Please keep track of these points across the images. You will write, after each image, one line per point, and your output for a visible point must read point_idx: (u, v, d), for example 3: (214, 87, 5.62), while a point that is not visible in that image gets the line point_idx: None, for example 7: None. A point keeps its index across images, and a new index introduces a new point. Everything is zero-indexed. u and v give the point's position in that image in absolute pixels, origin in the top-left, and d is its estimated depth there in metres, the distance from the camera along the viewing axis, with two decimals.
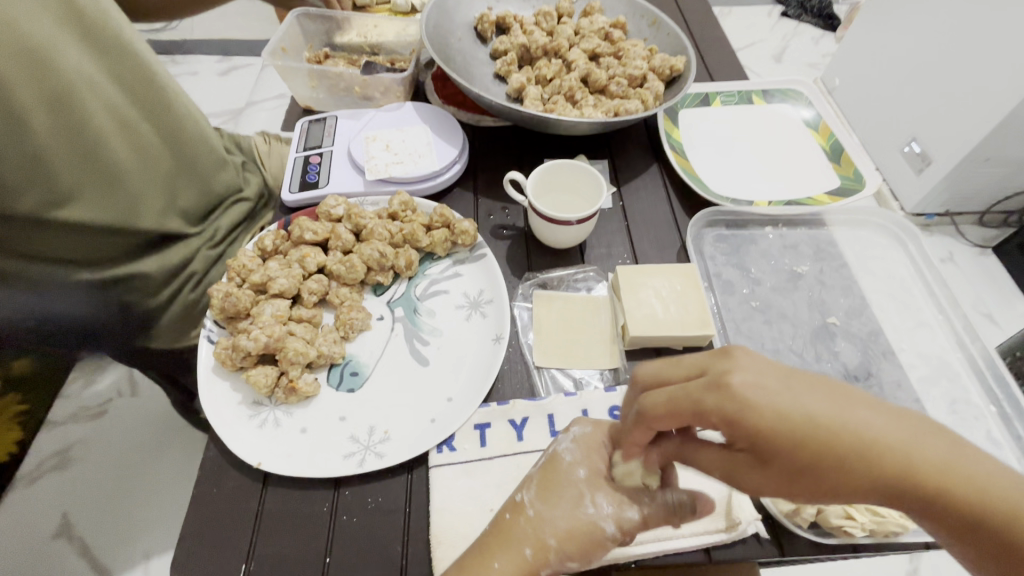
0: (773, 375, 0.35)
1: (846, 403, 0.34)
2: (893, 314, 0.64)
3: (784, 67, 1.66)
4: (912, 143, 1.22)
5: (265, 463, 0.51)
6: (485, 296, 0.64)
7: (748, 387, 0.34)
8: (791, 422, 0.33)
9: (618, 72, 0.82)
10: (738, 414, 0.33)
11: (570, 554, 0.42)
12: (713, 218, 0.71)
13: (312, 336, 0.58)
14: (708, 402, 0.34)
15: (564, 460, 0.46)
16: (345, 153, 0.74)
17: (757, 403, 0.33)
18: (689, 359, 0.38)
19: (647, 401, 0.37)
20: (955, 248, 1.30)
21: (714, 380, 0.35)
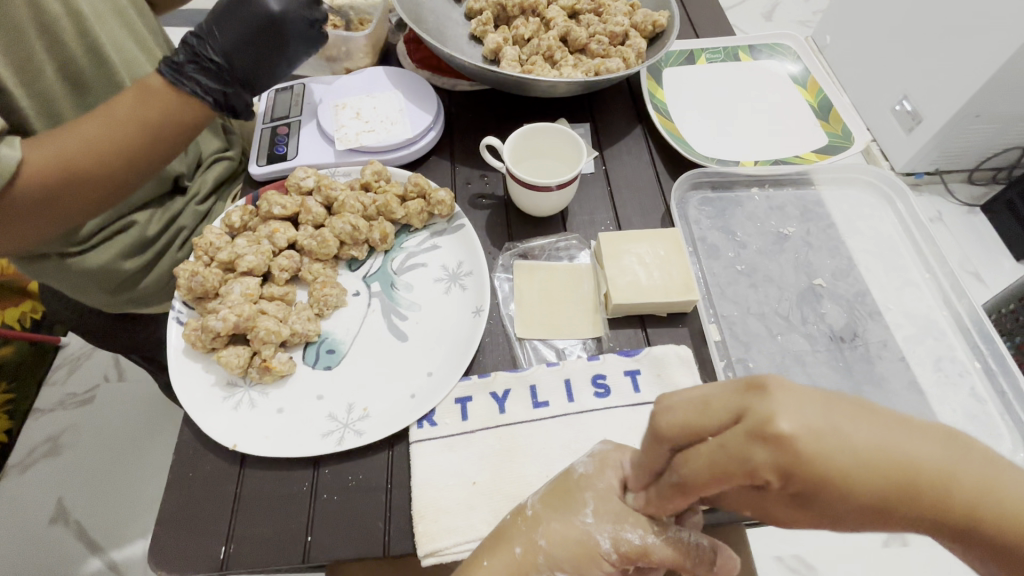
0: (821, 405, 0.27)
1: (896, 431, 0.28)
2: (880, 273, 0.63)
3: (775, 25, 1.60)
4: (904, 100, 1.19)
5: (241, 445, 0.50)
6: (465, 268, 0.62)
7: (800, 433, 0.26)
8: (855, 466, 0.27)
9: (599, 30, 0.78)
10: (794, 464, 0.27)
11: (562, 560, 0.41)
12: (698, 181, 0.69)
13: (284, 314, 0.56)
14: (760, 458, 0.27)
15: (577, 472, 0.44)
16: (314, 123, 0.71)
17: (812, 452, 0.26)
18: (717, 400, 0.30)
19: (689, 470, 0.31)
20: (943, 209, 1.29)
21: (755, 428, 0.27)
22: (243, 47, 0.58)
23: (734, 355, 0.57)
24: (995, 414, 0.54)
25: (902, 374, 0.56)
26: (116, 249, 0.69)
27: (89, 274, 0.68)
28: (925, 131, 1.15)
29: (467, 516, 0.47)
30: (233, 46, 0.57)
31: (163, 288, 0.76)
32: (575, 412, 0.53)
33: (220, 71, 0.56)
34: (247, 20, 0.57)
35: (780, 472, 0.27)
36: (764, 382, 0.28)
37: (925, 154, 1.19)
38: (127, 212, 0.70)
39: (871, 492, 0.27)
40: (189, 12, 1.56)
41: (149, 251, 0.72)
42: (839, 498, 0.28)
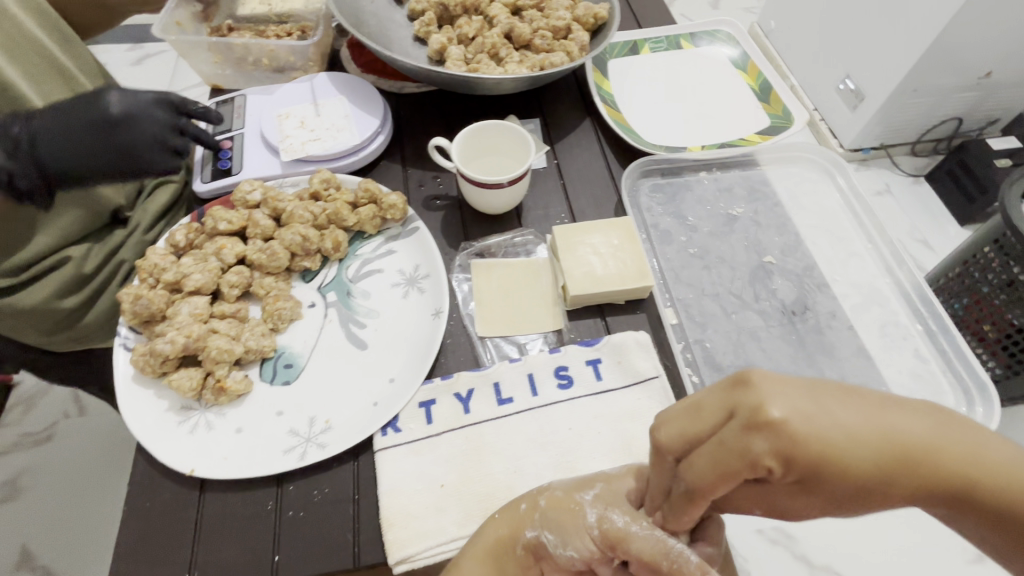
0: (805, 391, 0.30)
1: (879, 410, 0.31)
2: (825, 246, 0.65)
3: (721, 13, 1.64)
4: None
5: (198, 469, 0.48)
6: (421, 271, 0.61)
7: (791, 419, 0.29)
8: (842, 447, 0.29)
9: (541, 25, 0.79)
10: (790, 448, 0.29)
11: (550, 523, 0.42)
12: (648, 168, 0.70)
13: (237, 331, 0.54)
14: (757, 446, 0.29)
15: (610, 472, 0.45)
16: (257, 134, 0.69)
17: (804, 435, 0.29)
18: (708, 402, 0.32)
19: (692, 472, 0.32)
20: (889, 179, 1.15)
21: (748, 419, 0.29)
22: (62, 129, 0.53)
23: (692, 337, 0.58)
24: (938, 372, 0.56)
25: (851, 341, 0.58)
26: (49, 286, 0.67)
27: (22, 314, 0.66)
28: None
29: (438, 519, 0.47)
30: (54, 126, 0.53)
31: (107, 325, 0.73)
32: (540, 405, 0.53)
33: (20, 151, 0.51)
34: (84, 112, 0.55)
35: (780, 460, 0.29)
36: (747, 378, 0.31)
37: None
38: (63, 247, 0.68)
39: (862, 468, 0.30)
40: (129, 29, 1.50)
41: (86, 288, 0.70)
42: (841, 475, 0.30)
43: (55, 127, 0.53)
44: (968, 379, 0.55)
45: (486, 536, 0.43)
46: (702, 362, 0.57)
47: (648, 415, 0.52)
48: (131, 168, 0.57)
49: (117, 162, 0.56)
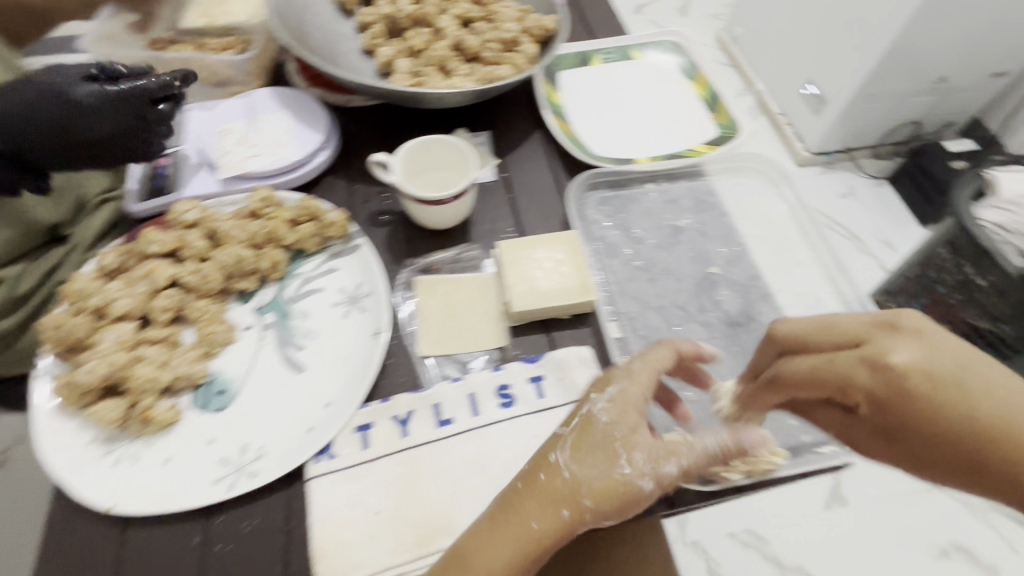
0: (944, 357, 0.37)
1: (968, 371, 0.36)
2: (770, 256, 0.66)
3: None
4: (808, 84, 1.03)
5: (119, 506, 0.46)
6: (363, 289, 0.60)
7: (909, 368, 0.37)
8: (933, 395, 0.36)
9: (489, 37, 0.78)
10: (888, 392, 0.37)
11: (606, 513, 0.42)
12: (595, 181, 0.70)
13: (167, 357, 0.52)
14: (860, 378, 0.39)
15: (600, 420, 0.45)
16: (195, 151, 0.68)
17: (916, 386, 0.36)
18: (841, 329, 0.42)
19: (785, 369, 0.44)
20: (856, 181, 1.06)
21: (873, 360, 0.38)
22: (36, 127, 0.60)
23: (635, 351, 0.58)
24: None
25: None
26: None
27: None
28: (831, 113, 0.98)
29: (371, 548, 0.45)
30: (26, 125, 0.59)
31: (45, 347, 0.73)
32: (480, 426, 0.52)
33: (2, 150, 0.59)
34: (54, 110, 0.60)
35: (864, 389, 0.38)
36: (894, 324, 0.40)
37: (835, 135, 1.02)
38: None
39: (985, 424, 0.34)
40: None
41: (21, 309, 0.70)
42: (955, 434, 0.35)
43: (29, 123, 0.60)
44: None
45: (518, 547, 0.40)
46: None
47: None
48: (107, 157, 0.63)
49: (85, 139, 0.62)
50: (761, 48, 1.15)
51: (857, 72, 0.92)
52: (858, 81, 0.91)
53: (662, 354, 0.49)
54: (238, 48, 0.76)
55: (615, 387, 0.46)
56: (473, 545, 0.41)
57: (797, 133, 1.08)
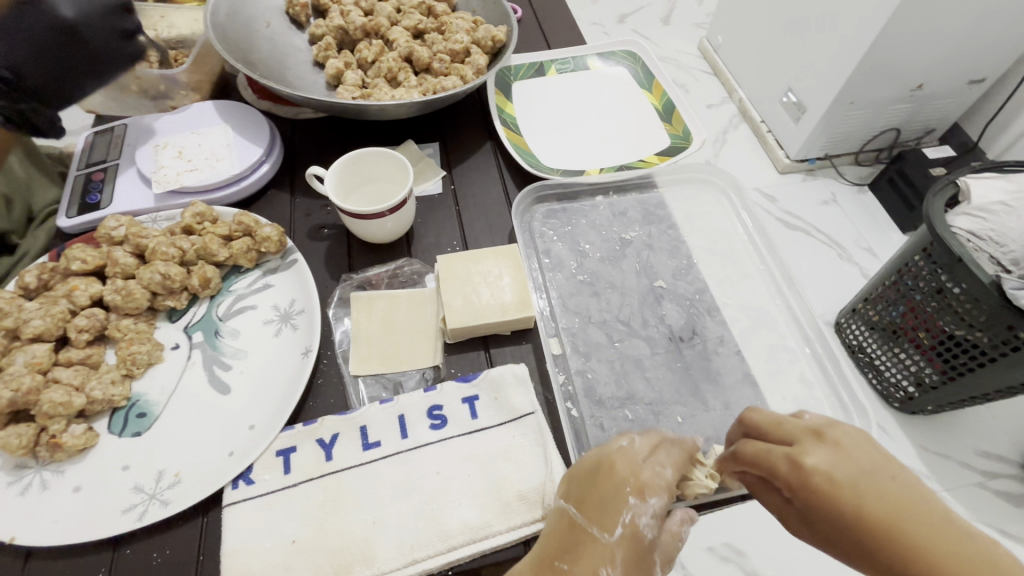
0: (866, 469, 0.33)
1: (905, 500, 0.32)
2: (718, 269, 0.64)
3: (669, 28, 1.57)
4: (788, 92, 1.01)
5: (21, 536, 0.44)
6: (297, 307, 0.59)
7: (819, 469, 0.34)
8: (853, 502, 0.32)
9: (440, 48, 0.77)
10: (802, 487, 0.35)
11: None
12: (543, 193, 0.69)
13: (83, 380, 0.51)
14: (781, 469, 0.36)
15: (646, 537, 0.39)
16: (132, 166, 0.66)
17: (826, 487, 0.34)
18: (791, 426, 0.38)
19: (740, 445, 0.41)
20: (837, 187, 1.05)
21: (792, 455, 0.36)
22: (45, 59, 0.62)
23: (574, 368, 0.56)
24: (823, 397, 0.55)
25: (737, 367, 0.57)
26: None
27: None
28: (809, 122, 0.97)
29: None
30: (37, 59, 0.61)
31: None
32: (408, 449, 0.50)
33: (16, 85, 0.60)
34: (53, 38, 0.62)
35: (793, 491, 0.35)
36: (831, 435, 0.36)
37: (815, 143, 1.00)
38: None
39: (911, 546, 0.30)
40: None
41: None
42: (879, 552, 0.31)
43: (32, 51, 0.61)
44: (853, 404, 0.55)
45: None
46: (582, 394, 0.54)
47: (521, 454, 0.50)
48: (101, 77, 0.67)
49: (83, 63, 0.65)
50: (736, 56, 1.15)
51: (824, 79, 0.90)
52: (832, 91, 0.89)
53: (681, 446, 0.45)
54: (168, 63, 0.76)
55: (659, 499, 0.40)
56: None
57: (777, 140, 1.06)
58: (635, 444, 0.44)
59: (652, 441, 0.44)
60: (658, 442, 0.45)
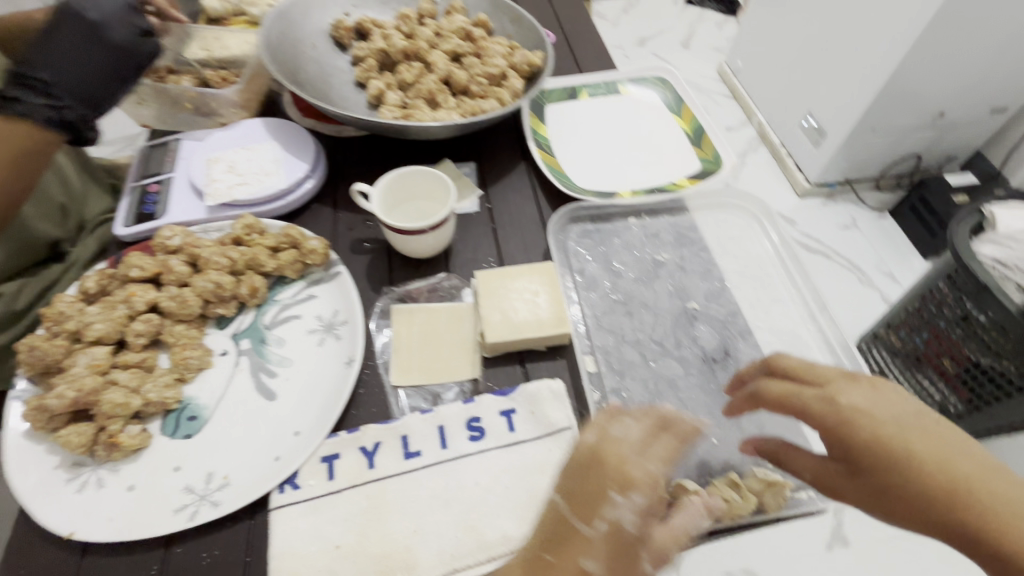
0: (901, 411, 0.37)
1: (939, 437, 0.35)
2: (750, 292, 0.65)
3: (690, 53, 1.58)
4: (808, 116, 1.01)
5: (79, 532, 0.46)
6: (340, 317, 0.61)
7: (860, 408, 0.37)
8: (897, 438, 0.35)
9: (477, 71, 0.80)
10: (840, 426, 0.37)
11: None
12: (578, 214, 0.71)
13: (138, 382, 0.53)
14: (817, 409, 0.38)
15: (628, 530, 0.35)
16: (186, 179, 0.69)
17: (869, 424, 0.36)
18: (820, 370, 0.41)
19: (765, 386, 0.42)
20: (858, 213, 1.06)
21: (829, 395, 0.38)
22: (72, 60, 0.61)
23: (609, 386, 0.57)
24: None
25: None
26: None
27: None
28: (831, 145, 0.97)
29: None
30: (63, 61, 0.60)
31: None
32: (448, 459, 0.51)
33: (48, 90, 0.59)
34: (76, 39, 0.61)
35: (827, 428, 0.38)
36: (862, 378, 0.39)
37: (835, 167, 1.01)
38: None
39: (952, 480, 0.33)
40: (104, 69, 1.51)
41: (16, 323, 0.78)
42: (924, 485, 0.34)
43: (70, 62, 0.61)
44: None
45: None
46: None
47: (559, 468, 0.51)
48: (128, 70, 0.64)
49: (117, 64, 0.63)
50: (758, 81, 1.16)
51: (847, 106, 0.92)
52: (854, 117, 0.91)
53: (687, 434, 0.40)
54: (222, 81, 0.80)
55: (644, 496, 0.35)
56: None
57: (797, 164, 1.07)
58: (626, 433, 0.38)
59: (648, 425, 0.39)
60: (659, 424, 0.40)
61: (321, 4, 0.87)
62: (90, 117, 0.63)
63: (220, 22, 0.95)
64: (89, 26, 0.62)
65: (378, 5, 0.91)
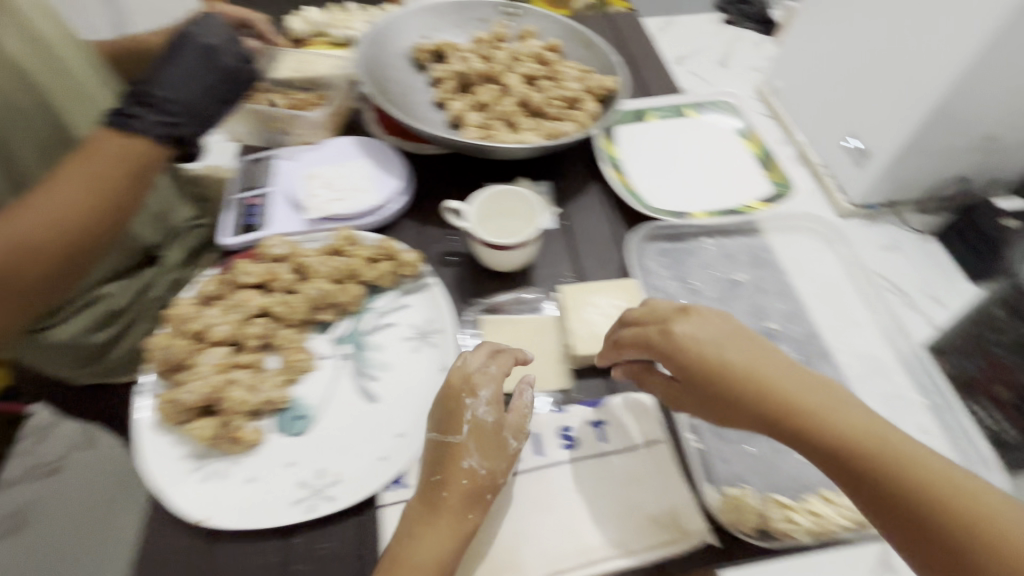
0: (722, 336, 0.49)
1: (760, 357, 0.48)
2: (828, 315, 0.67)
3: (731, 72, 1.60)
4: (849, 137, 1.00)
5: (211, 518, 0.50)
6: (433, 326, 0.64)
7: (687, 335, 0.50)
8: (718, 357, 0.48)
9: (554, 94, 0.84)
10: (674, 352, 0.50)
11: (501, 470, 0.50)
12: (654, 233, 0.73)
13: (255, 381, 0.57)
14: (659, 344, 0.51)
15: (486, 420, 0.51)
16: (285, 191, 0.74)
17: (693, 347, 0.49)
18: (661, 311, 0.53)
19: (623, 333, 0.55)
20: (899, 235, 1.04)
21: (664, 330, 0.51)
22: (188, 79, 0.65)
23: None
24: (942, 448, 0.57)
25: None
26: (84, 322, 0.78)
27: (60, 347, 0.78)
28: (875, 167, 0.96)
29: None
30: (179, 80, 0.64)
31: (132, 356, 0.85)
32: (544, 466, 0.54)
33: (165, 107, 0.62)
34: (189, 66, 0.65)
35: (666, 355, 0.50)
36: (692, 312, 0.52)
37: (880, 188, 1.00)
38: (97, 289, 0.81)
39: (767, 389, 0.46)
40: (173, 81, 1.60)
41: (117, 323, 0.82)
42: (743, 391, 0.46)
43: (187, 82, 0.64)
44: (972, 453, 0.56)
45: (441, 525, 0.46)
46: (705, 427, 0.57)
47: (651, 478, 0.53)
48: (232, 94, 0.69)
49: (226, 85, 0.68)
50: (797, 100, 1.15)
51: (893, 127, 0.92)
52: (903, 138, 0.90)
53: (512, 354, 0.56)
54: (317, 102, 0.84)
55: (488, 390, 0.52)
56: (405, 547, 0.46)
57: (839, 184, 1.04)
58: (469, 358, 0.54)
59: (486, 353, 0.55)
60: (492, 352, 0.56)
61: (404, 29, 0.92)
62: (198, 132, 0.65)
63: (304, 42, 1.00)
64: (206, 49, 0.66)
65: (455, 29, 0.96)
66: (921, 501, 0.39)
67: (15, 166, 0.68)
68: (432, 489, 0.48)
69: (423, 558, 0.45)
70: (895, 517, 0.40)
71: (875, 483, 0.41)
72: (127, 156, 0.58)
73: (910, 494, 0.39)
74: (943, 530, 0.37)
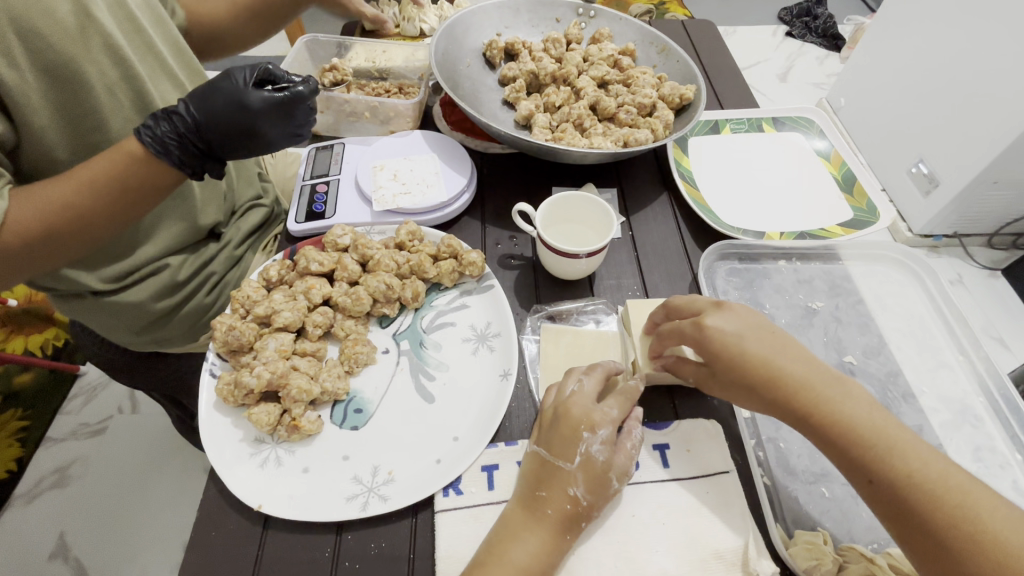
0: (754, 332, 0.48)
1: (783, 354, 0.47)
2: (913, 354, 0.62)
3: (791, 87, 1.54)
4: (921, 163, 0.91)
5: (266, 506, 0.49)
6: (493, 329, 0.63)
7: (717, 323, 0.48)
8: (742, 349, 0.47)
9: (627, 100, 0.81)
10: (699, 339, 0.49)
11: (599, 507, 0.48)
12: (725, 252, 0.70)
13: (316, 371, 0.57)
14: (687, 328, 0.50)
15: (599, 459, 0.48)
16: (352, 182, 0.74)
17: (722, 337, 0.47)
18: (699, 301, 0.52)
19: (664, 313, 0.54)
20: (963, 267, 1.01)
21: (696, 322, 0.49)
22: (220, 122, 0.53)
23: (765, 435, 0.56)
24: None
25: None
26: (144, 293, 0.73)
27: (118, 312, 0.72)
28: (942, 197, 0.88)
29: None
30: (212, 120, 0.53)
31: (188, 331, 0.79)
32: None
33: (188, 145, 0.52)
34: (231, 107, 0.54)
35: (695, 343, 0.49)
36: (727, 303, 0.50)
37: (945, 219, 0.92)
38: (161, 257, 0.75)
39: (788, 380, 0.45)
40: None
41: (175, 295, 0.76)
42: (761, 384, 0.46)
43: (219, 128, 0.53)
44: None
45: (529, 545, 0.45)
46: (775, 462, 0.54)
47: (715, 513, 0.50)
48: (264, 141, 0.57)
49: (261, 138, 0.56)
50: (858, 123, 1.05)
51: (963, 154, 0.83)
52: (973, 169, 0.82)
53: (629, 395, 0.53)
54: (397, 92, 0.84)
55: (606, 429, 0.50)
56: (498, 552, 0.45)
57: (900, 212, 0.96)
58: (586, 386, 0.53)
59: (598, 380, 0.53)
60: (604, 378, 0.54)
61: (477, 24, 0.91)
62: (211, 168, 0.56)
63: (374, 34, 1.01)
64: (249, 107, 0.54)
65: (528, 27, 0.94)
66: (932, 512, 0.39)
67: (91, 139, 0.62)
68: (535, 502, 0.48)
69: (513, 568, 0.44)
70: (904, 522, 0.40)
71: (880, 483, 0.41)
72: (156, 176, 0.52)
73: (916, 501, 0.39)
74: (947, 542, 0.38)
